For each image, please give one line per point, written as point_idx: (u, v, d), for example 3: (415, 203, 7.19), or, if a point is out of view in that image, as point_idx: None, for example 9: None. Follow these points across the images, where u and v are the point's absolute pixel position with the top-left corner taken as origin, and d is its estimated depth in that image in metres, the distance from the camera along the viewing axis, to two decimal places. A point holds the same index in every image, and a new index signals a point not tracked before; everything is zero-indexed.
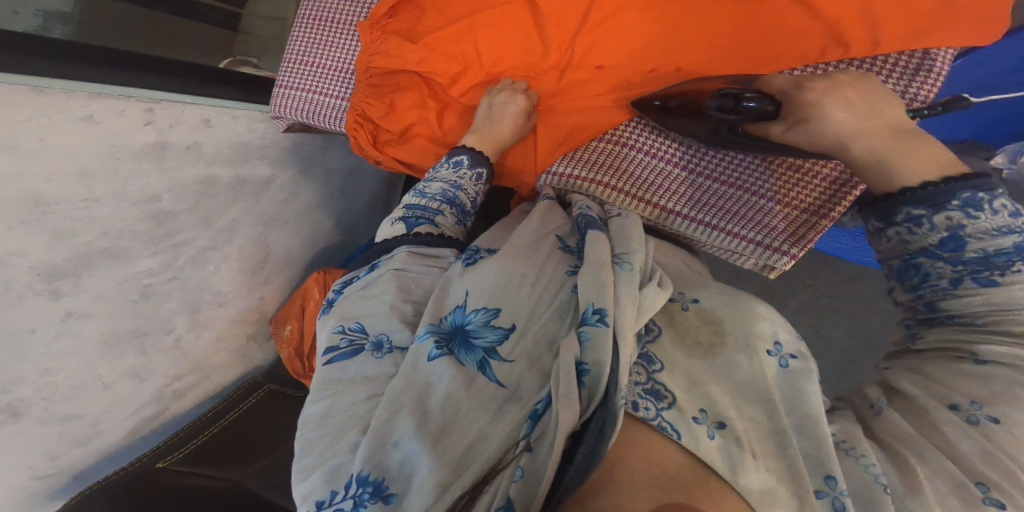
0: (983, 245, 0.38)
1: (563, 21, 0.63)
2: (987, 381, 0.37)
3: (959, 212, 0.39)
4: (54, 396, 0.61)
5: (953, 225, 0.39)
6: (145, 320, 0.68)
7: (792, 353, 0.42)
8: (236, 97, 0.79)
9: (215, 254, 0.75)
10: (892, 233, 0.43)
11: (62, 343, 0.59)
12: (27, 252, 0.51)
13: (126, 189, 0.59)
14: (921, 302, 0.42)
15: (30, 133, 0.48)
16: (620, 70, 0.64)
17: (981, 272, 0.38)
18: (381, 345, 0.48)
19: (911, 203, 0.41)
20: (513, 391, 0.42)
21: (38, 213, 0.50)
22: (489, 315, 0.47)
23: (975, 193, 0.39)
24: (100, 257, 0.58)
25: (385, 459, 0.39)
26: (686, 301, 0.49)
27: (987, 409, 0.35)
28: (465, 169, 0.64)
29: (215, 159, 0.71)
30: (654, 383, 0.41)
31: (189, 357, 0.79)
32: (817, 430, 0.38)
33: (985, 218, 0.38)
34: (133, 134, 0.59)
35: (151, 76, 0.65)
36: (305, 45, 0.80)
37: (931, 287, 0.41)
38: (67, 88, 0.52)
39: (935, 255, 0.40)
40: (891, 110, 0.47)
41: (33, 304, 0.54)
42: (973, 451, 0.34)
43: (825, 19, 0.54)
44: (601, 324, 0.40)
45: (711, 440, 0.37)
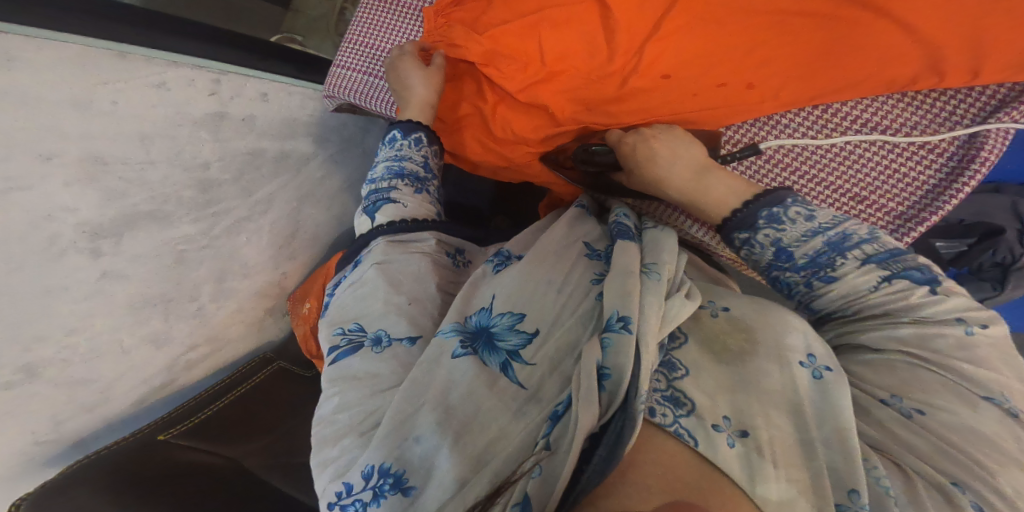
0: (805, 250, 0.44)
1: (633, 23, 0.59)
2: (893, 369, 0.40)
3: (769, 227, 0.46)
4: (74, 357, 0.59)
5: (773, 240, 0.46)
6: (174, 286, 0.65)
7: (827, 365, 0.39)
8: (291, 74, 0.81)
9: (248, 226, 0.72)
10: (742, 257, 0.49)
11: (92, 303, 0.57)
12: (76, 209, 0.50)
13: (180, 153, 0.59)
14: (802, 307, 0.46)
15: (104, 95, 0.50)
16: (688, 80, 0.59)
17: (819, 272, 0.43)
18: (379, 341, 0.48)
19: (737, 229, 0.48)
20: (534, 392, 0.41)
21: (96, 171, 0.51)
22: (514, 319, 0.46)
23: (770, 209, 0.47)
24: (143, 220, 0.58)
25: (406, 452, 0.39)
26: (716, 309, 0.46)
27: (907, 401, 0.38)
28: (401, 141, 0.67)
29: (264, 133, 0.72)
30: (674, 390, 0.40)
31: (207, 327, 0.74)
32: (846, 444, 0.36)
33: (790, 227, 0.45)
34: (196, 103, 0.60)
35: (215, 47, 0.68)
36: (365, 27, 0.79)
37: (798, 294, 0.45)
38: (147, 55, 0.55)
39: (781, 267, 0.45)
40: (689, 150, 0.55)
41: (69, 262, 0.52)
42: (924, 447, 0.36)
43: (926, 45, 0.51)
44: (625, 331, 0.38)
45: (731, 448, 0.36)
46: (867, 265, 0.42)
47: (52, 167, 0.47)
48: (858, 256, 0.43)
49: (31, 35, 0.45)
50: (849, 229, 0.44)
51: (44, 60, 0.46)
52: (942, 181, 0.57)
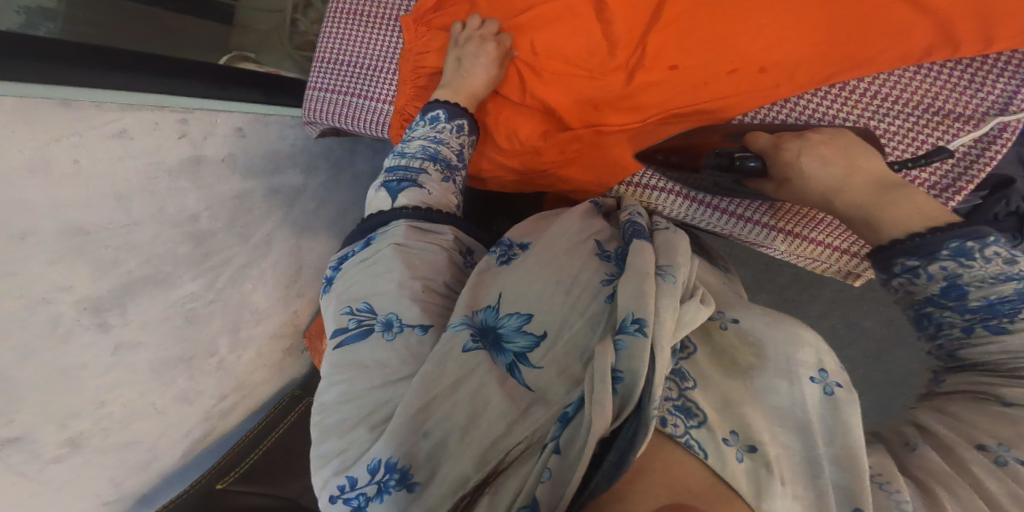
0: (987, 293, 0.35)
1: (631, 15, 0.57)
2: (1015, 423, 0.33)
3: (952, 261, 0.36)
4: (115, 424, 0.55)
5: (949, 275, 0.36)
6: (189, 344, 0.59)
7: (839, 381, 0.35)
8: (261, 99, 0.75)
9: (252, 272, 0.67)
10: (894, 286, 0.40)
11: (116, 375, 0.53)
12: (71, 287, 0.46)
13: (164, 209, 0.53)
14: (942, 352, 0.39)
15: (63, 155, 0.44)
16: (698, 69, 0.56)
17: (992, 320, 0.35)
18: (390, 325, 0.41)
19: (905, 254, 0.39)
20: (540, 394, 0.36)
21: (79, 244, 0.46)
22: (522, 320, 0.40)
23: (963, 241, 0.36)
24: (143, 285, 0.52)
25: (414, 446, 0.34)
26: (725, 321, 0.40)
27: (1015, 450, 0.31)
28: (442, 123, 0.57)
29: (249, 172, 0.66)
30: (686, 399, 0.34)
31: (231, 376, 0.68)
32: (856, 462, 0.32)
33: (979, 266, 0.35)
34: (168, 150, 0.54)
35: (173, 80, 0.62)
36: (336, 43, 0.73)
37: (946, 338, 0.38)
38: (95, 100, 0.48)
39: (941, 305, 0.37)
40: (869, 160, 0.48)
41: (79, 342, 0.48)
42: (1000, 491, 0.30)
43: (932, 13, 0.50)
44: (640, 334, 0.32)
45: (740, 464, 0.33)
46: None
47: (31, 247, 0.42)
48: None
49: None
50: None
51: None
52: (965, 153, 0.55)
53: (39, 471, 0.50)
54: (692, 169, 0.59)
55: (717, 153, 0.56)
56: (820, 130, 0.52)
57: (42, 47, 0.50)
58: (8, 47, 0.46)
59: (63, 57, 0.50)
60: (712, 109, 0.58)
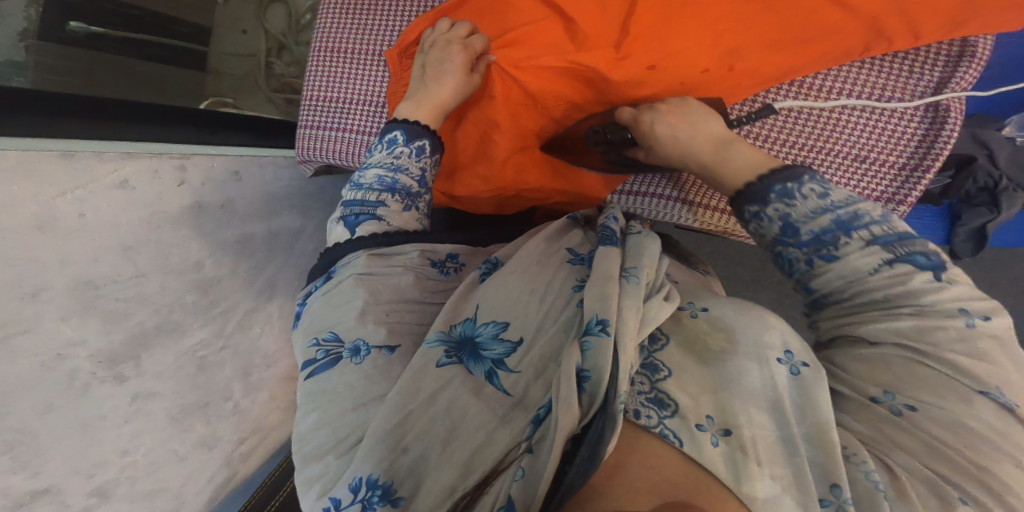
0: (811, 226, 0.42)
1: (599, 33, 0.60)
2: (888, 365, 0.38)
3: (780, 202, 0.44)
4: (141, 472, 0.53)
5: (782, 215, 0.44)
6: (205, 391, 0.59)
7: (804, 360, 0.37)
8: (254, 141, 0.78)
9: (259, 315, 0.68)
10: (751, 232, 0.47)
11: (136, 424, 0.52)
12: (84, 341, 0.46)
13: (169, 259, 0.54)
14: (801, 288, 0.44)
15: (67, 209, 0.45)
16: (667, 74, 0.60)
17: (824, 249, 0.41)
18: (358, 350, 0.43)
19: (748, 203, 0.47)
20: (520, 399, 0.38)
21: (89, 298, 0.46)
22: (498, 327, 0.43)
23: (784, 184, 0.44)
24: (155, 335, 0.53)
25: (396, 462, 0.37)
26: (695, 311, 0.43)
27: (899, 397, 0.37)
28: (401, 147, 0.58)
29: (248, 215, 0.67)
30: (658, 391, 0.38)
31: (248, 420, 0.67)
32: (825, 440, 0.35)
33: (800, 203, 0.43)
34: (169, 198, 0.55)
35: (168, 130, 0.64)
36: (322, 81, 0.76)
37: (798, 272, 0.43)
38: (98, 152, 0.50)
39: (785, 243, 0.44)
40: (707, 123, 0.54)
41: (96, 394, 0.48)
42: (913, 444, 0.35)
43: (865, 16, 0.54)
44: (605, 334, 0.36)
45: (716, 448, 0.35)
46: (872, 246, 0.40)
47: (42, 303, 0.43)
48: (864, 237, 0.40)
49: None
50: (862, 208, 0.42)
51: None
52: (925, 133, 0.60)
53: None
54: (581, 153, 0.65)
55: (593, 130, 0.62)
56: (667, 100, 0.57)
57: (44, 112, 0.52)
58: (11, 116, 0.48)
59: (59, 121, 0.52)
60: None
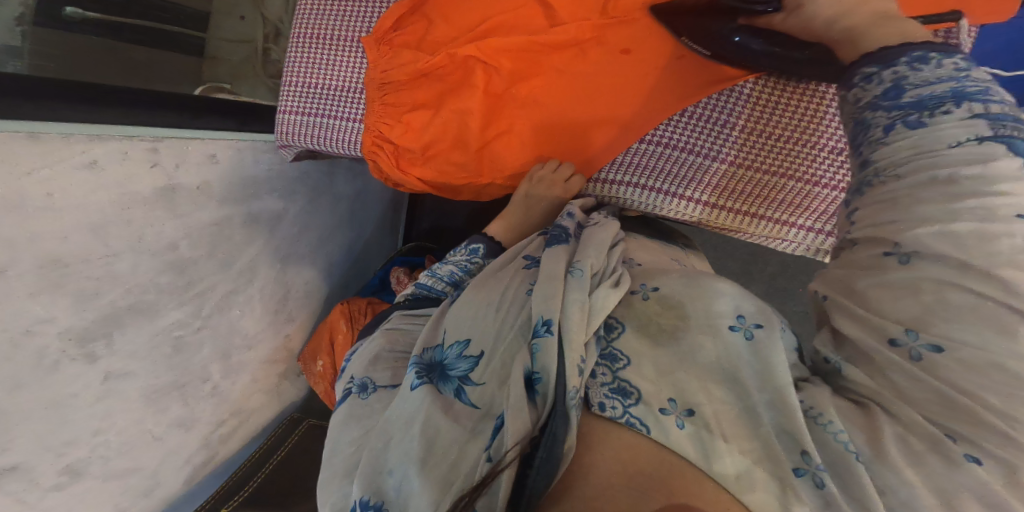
0: (920, 90, 0.34)
1: (580, 16, 0.60)
2: (916, 292, 0.30)
3: (907, 66, 0.35)
4: (112, 452, 0.58)
5: (897, 77, 0.35)
6: (181, 372, 0.64)
7: (757, 322, 0.37)
8: (235, 128, 0.74)
9: (239, 298, 0.71)
10: (849, 98, 0.39)
11: (108, 403, 0.56)
12: (54, 319, 0.48)
13: (142, 239, 0.55)
14: (861, 163, 0.37)
15: (36, 188, 0.45)
16: (646, 58, 0.60)
17: (912, 115, 0.33)
18: (365, 387, 0.47)
19: (868, 63, 0.37)
20: (488, 409, 0.39)
21: (60, 277, 0.47)
22: (462, 347, 0.43)
23: (927, 50, 0.35)
24: (128, 315, 0.55)
25: (382, 484, 0.37)
26: (647, 292, 0.43)
27: (925, 336, 0.30)
28: (479, 257, 0.59)
29: (226, 198, 0.68)
30: (619, 380, 0.38)
31: (228, 403, 0.74)
32: (786, 402, 0.34)
33: (927, 68, 0.34)
34: (142, 180, 0.55)
35: (140, 110, 0.60)
36: (302, 67, 0.75)
37: (869, 140, 0.36)
38: (64, 132, 0.48)
39: (876, 106, 0.36)
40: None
41: (70, 371, 0.51)
42: (928, 395, 0.30)
43: None
44: (549, 334, 0.38)
45: (681, 430, 0.35)
46: (975, 120, 0.31)
47: (10, 282, 0.43)
48: (974, 110, 0.32)
49: None
50: (994, 89, 0.33)
51: None
52: None
53: (40, 498, 0.52)
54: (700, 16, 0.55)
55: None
56: None
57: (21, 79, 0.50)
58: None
59: (39, 88, 0.50)
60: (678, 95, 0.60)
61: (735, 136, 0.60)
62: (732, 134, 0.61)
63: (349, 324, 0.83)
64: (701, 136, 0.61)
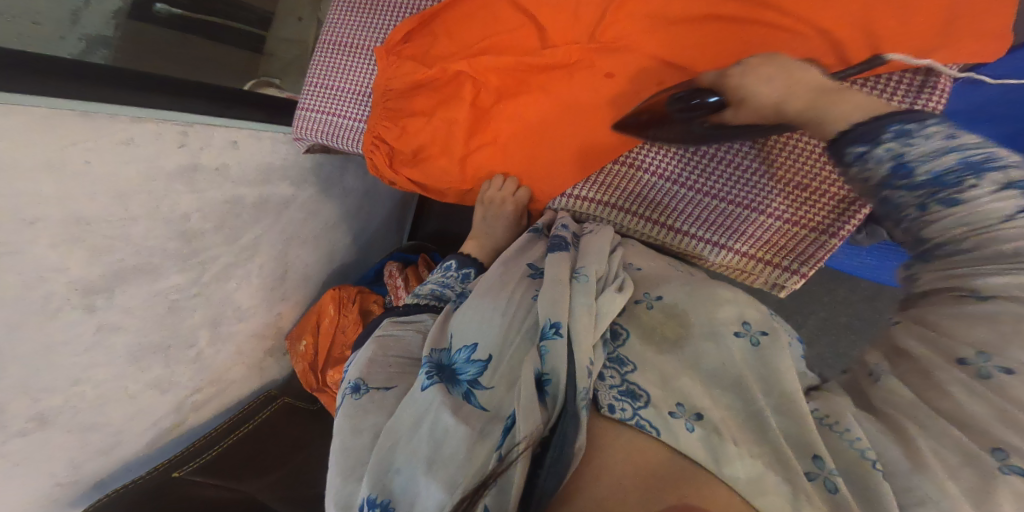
0: (932, 166, 0.35)
1: (569, 37, 0.64)
2: (995, 323, 0.32)
3: (894, 142, 0.37)
4: (83, 404, 0.65)
5: (895, 155, 0.37)
6: (170, 333, 0.73)
7: (761, 330, 0.44)
8: (263, 119, 0.83)
9: (237, 271, 0.80)
10: (850, 177, 0.40)
11: (94, 355, 0.64)
12: (67, 269, 0.56)
13: (159, 208, 0.64)
14: (908, 238, 0.38)
15: (77, 157, 0.53)
16: (627, 84, 0.63)
17: (940, 193, 0.34)
18: (358, 389, 0.52)
19: (852, 142, 0.39)
20: (495, 412, 0.43)
21: (80, 232, 0.56)
22: (469, 351, 0.48)
23: (902, 124, 0.37)
24: (132, 273, 0.64)
25: (389, 482, 0.41)
26: (651, 300, 0.50)
27: (997, 358, 0.31)
28: (453, 272, 0.69)
29: (240, 180, 0.76)
30: (629, 384, 0.42)
31: (209, 369, 0.84)
32: (795, 410, 0.39)
33: (921, 142, 0.36)
34: (167, 157, 0.64)
35: (184, 97, 0.69)
36: (324, 69, 0.84)
37: (907, 219, 0.37)
38: (112, 113, 0.57)
39: (893, 184, 0.37)
40: (809, 71, 0.46)
41: (68, 318, 0.59)
42: (986, 412, 0.31)
43: (823, 32, 0.55)
44: (557, 336, 0.44)
45: (691, 433, 0.39)
46: (1009, 190, 0.32)
47: (37, 230, 0.52)
48: (999, 182, 0.33)
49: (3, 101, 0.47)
50: (994, 149, 0.34)
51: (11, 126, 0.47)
52: None
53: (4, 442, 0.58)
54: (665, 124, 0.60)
55: (678, 96, 0.56)
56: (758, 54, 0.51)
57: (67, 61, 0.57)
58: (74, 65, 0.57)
59: (103, 74, 0.59)
60: None
61: (706, 163, 0.64)
62: (705, 161, 0.64)
63: (337, 310, 0.95)
64: (673, 162, 0.65)
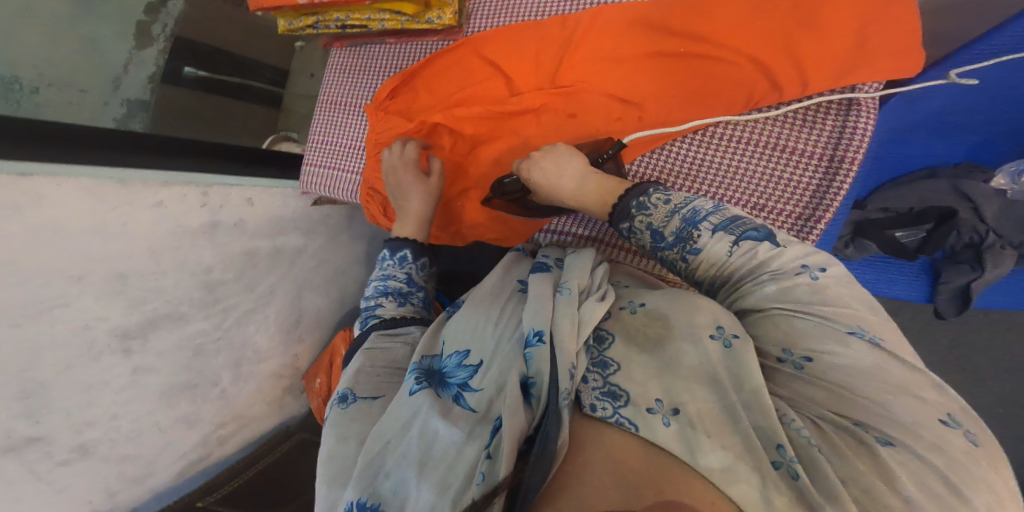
0: (670, 227, 0.53)
1: (534, 81, 0.72)
2: (775, 324, 0.45)
3: (642, 214, 0.55)
4: (121, 437, 0.73)
5: (648, 225, 0.55)
6: (197, 373, 0.81)
7: (735, 333, 0.45)
8: (278, 175, 0.94)
9: (256, 316, 0.89)
10: (635, 245, 0.57)
11: (130, 393, 0.72)
12: (107, 317, 0.65)
13: (186, 261, 0.74)
14: (692, 281, 0.53)
15: (119, 217, 0.64)
16: (590, 120, 0.70)
17: (687, 245, 0.51)
18: (345, 398, 0.58)
19: (621, 221, 0.57)
20: (484, 413, 0.48)
21: (119, 285, 0.66)
22: (461, 356, 0.55)
23: (639, 199, 0.56)
24: (163, 321, 0.73)
25: (378, 486, 0.47)
26: (634, 307, 0.54)
27: (795, 351, 0.43)
28: (387, 259, 0.73)
29: (256, 233, 0.85)
30: (611, 386, 0.46)
31: (232, 407, 0.91)
32: (762, 405, 0.41)
33: (655, 211, 0.54)
34: (190, 216, 0.73)
35: (206, 161, 0.79)
36: (325, 128, 0.95)
37: (681, 269, 0.52)
38: (145, 180, 0.67)
39: (659, 246, 0.54)
40: (570, 161, 0.64)
41: (107, 362, 0.67)
42: (822, 394, 0.41)
43: (756, 59, 0.62)
44: (541, 343, 0.48)
45: (666, 427, 0.42)
46: (717, 233, 0.50)
47: (84, 284, 0.62)
48: (708, 227, 0.50)
49: (55, 174, 0.58)
50: (700, 206, 0.53)
51: (67, 194, 0.58)
52: (823, 184, 0.63)
53: (49, 471, 0.66)
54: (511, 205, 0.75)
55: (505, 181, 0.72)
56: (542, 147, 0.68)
57: (107, 136, 0.68)
58: (114, 139, 0.68)
59: (142, 148, 0.70)
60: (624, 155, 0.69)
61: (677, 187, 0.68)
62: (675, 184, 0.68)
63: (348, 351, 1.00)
64: None
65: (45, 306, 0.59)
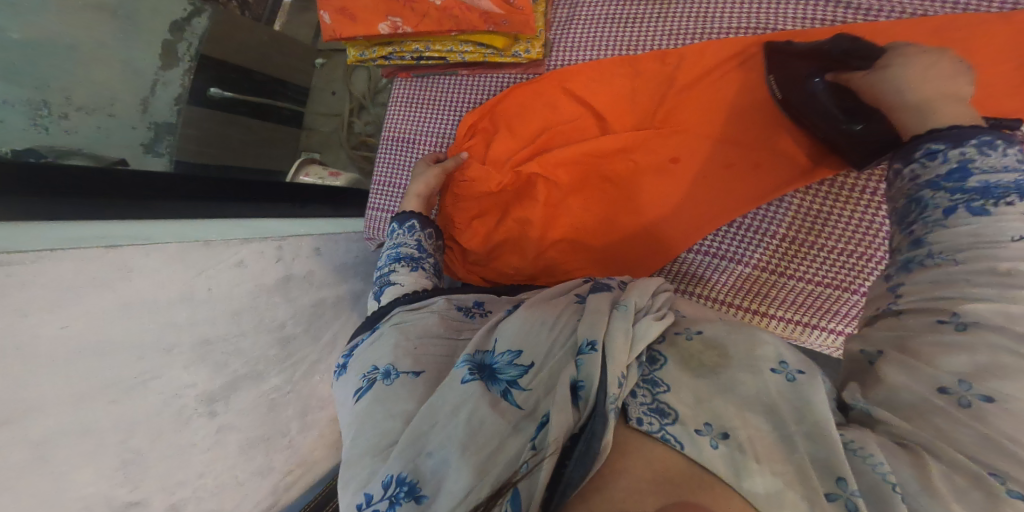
0: (986, 179, 0.41)
1: (626, 121, 0.75)
2: (972, 352, 0.35)
3: (975, 149, 0.42)
4: (208, 493, 0.69)
5: (964, 159, 0.42)
6: (271, 426, 0.77)
7: (800, 368, 0.39)
8: (331, 213, 1.01)
9: (320, 367, 0.86)
10: (906, 171, 0.46)
11: (214, 452, 0.68)
12: (195, 384, 0.63)
13: (262, 318, 0.72)
14: (912, 239, 0.43)
15: (202, 283, 0.62)
16: (694, 164, 0.71)
17: (975, 201, 0.40)
18: (388, 374, 0.53)
19: (932, 140, 0.44)
20: (531, 411, 0.45)
21: (204, 351, 0.63)
22: (513, 355, 0.49)
23: (990, 137, 0.42)
24: (242, 381, 0.70)
25: (420, 465, 0.43)
26: (690, 333, 0.46)
27: (976, 387, 0.34)
28: (400, 230, 0.77)
29: (323, 283, 0.86)
30: (658, 402, 0.41)
31: (298, 452, 0.85)
32: (825, 436, 0.36)
33: (995, 158, 0.41)
34: (267, 273, 0.73)
35: (266, 205, 0.89)
36: (389, 168, 0.93)
37: (929, 217, 0.42)
38: (227, 241, 0.67)
39: (938, 187, 0.43)
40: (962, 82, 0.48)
41: (195, 425, 0.64)
42: (972, 439, 0.32)
43: None
44: (592, 351, 0.43)
45: (713, 449, 0.37)
46: None
47: (171, 355, 0.59)
48: None
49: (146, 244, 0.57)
50: None
51: (162, 259, 0.58)
52: None
53: None
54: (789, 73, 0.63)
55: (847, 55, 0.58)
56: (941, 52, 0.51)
57: (185, 208, 0.72)
58: (190, 209, 0.74)
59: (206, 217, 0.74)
60: (726, 201, 0.70)
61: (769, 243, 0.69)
62: (764, 241, 0.69)
63: None
64: (731, 245, 0.71)
65: (139, 381, 0.57)
